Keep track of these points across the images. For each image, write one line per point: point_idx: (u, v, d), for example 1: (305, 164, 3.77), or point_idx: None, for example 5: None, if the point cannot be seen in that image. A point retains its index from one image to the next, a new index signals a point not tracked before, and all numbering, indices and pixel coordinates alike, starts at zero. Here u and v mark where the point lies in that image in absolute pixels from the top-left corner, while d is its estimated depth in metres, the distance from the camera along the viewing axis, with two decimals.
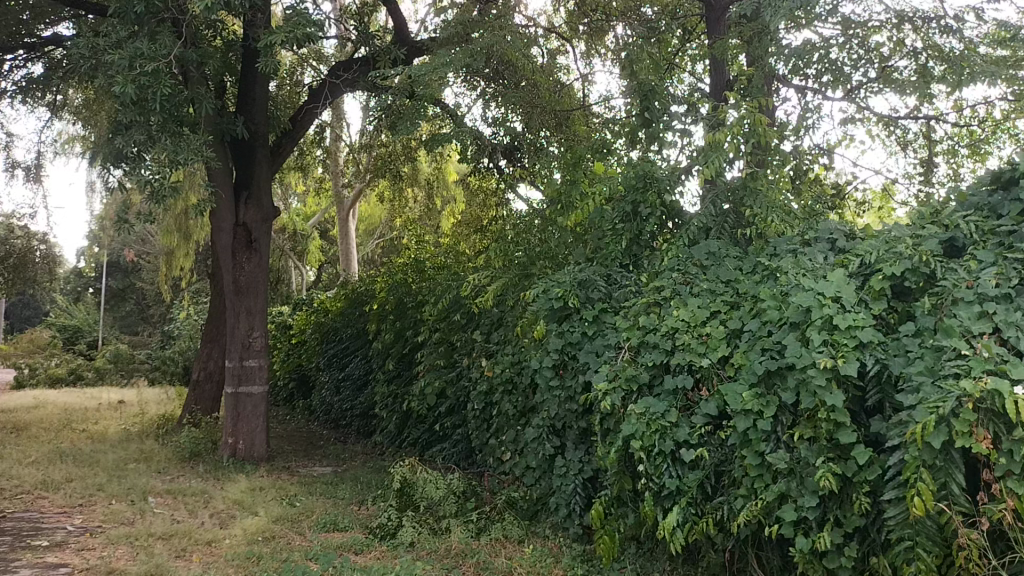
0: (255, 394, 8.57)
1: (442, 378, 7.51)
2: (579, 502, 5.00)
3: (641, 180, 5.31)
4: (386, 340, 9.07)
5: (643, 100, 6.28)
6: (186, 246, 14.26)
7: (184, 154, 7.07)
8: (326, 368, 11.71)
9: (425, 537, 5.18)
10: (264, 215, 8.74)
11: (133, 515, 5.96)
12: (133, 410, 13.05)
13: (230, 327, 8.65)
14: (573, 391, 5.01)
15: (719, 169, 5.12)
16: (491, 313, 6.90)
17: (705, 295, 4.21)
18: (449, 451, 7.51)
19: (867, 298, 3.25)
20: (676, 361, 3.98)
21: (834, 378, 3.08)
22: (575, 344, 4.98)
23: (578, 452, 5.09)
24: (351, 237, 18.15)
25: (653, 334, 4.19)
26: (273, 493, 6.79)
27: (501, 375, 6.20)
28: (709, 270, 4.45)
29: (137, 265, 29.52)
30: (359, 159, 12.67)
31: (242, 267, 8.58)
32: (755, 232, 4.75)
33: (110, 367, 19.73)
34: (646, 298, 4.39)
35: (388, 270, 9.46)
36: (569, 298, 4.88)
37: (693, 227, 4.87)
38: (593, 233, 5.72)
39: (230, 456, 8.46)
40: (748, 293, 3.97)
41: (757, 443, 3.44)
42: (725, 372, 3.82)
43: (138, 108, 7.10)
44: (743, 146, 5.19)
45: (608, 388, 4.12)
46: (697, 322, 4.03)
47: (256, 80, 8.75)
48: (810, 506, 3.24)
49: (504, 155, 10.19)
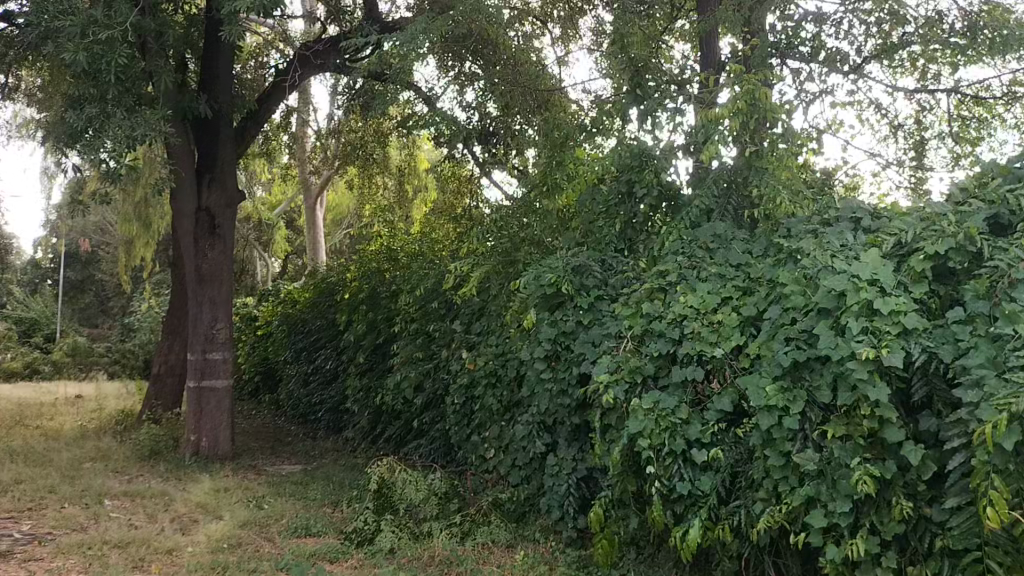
0: (219, 388, 8.12)
1: (419, 370, 7.11)
2: (572, 502, 4.68)
3: (637, 158, 4.96)
4: (358, 331, 8.65)
5: (635, 76, 5.98)
6: (146, 234, 13.71)
7: (139, 128, 6.66)
8: (293, 360, 11.27)
9: (405, 542, 4.80)
10: (228, 200, 8.27)
11: (86, 521, 5.50)
12: (91, 406, 12.47)
13: (193, 318, 8.17)
14: (566, 384, 4.64)
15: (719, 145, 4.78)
16: (472, 301, 6.52)
17: (714, 279, 3.88)
18: (427, 448, 7.16)
19: (906, 281, 2.93)
20: (685, 351, 3.64)
21: (876, 371, 2.78)
22: (569, 334, 4.64)
23: (571, 450, 4.76)
24: (319, 225, 17.63)
25: (658, 322, 3.84)
26: (240, 495, 6.37)
27: (485, 367, 5.84)
28: (716, 254, 4.12)
29: (97, 254, 28.68)
30: (327, 145, 12.21)
31: (205, 255, 8.12)
32: (763, 213, 4.42)
33: (67, 360, 19.05)
34: (650, 283, 4.04)
35: (360, 258, 9.04)
36: (562, 285, 4.52)
37: (694, 208, 4.54)
38: (583, 217, 5.37)
39: (192, 454, 8.00)
40: (764, 277, 3.64)
41: (781, 442, 3.12)
42: (739, 363, 3.50)
43: (90, 80, 6.65)
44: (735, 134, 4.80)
45: (609, 380, 3.78)
46: (707, 307, 3.69)
47: (219, 55, 8.28)
48: (843, 512, 2.91)
49: (479, 140, 9.80)
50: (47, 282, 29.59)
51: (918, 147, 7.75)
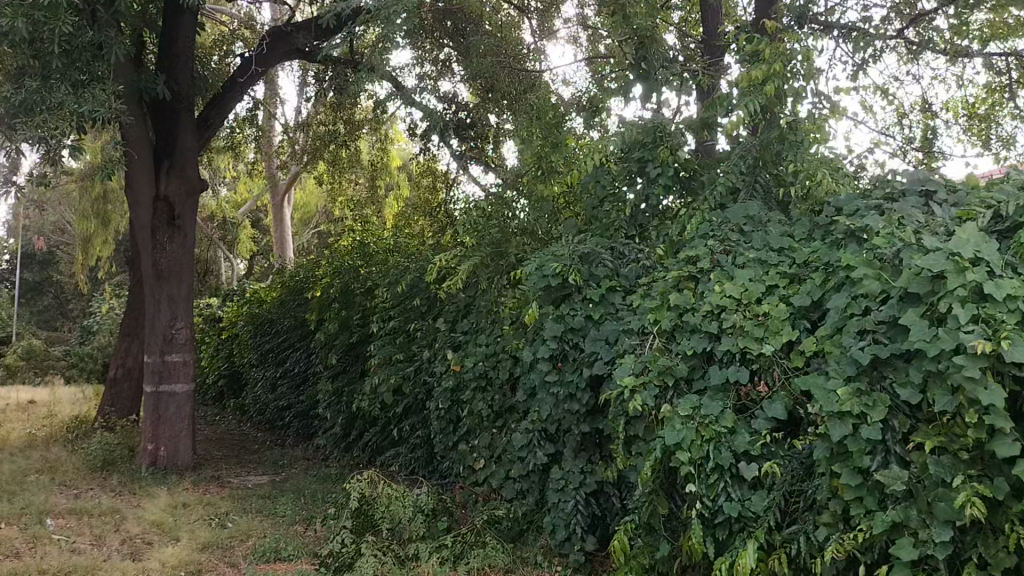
0: (178, 393, 7.46)
1: (398, 374, 6.51)
2: (580, 522, 4.08)
3: (650, 134, 4.46)
4: (329, 331, 8.02)
5: (640, 48, 5.43)
6: (104, 232, 12.95)
7: (85, 104, 6.01)
8: (259, 364, 10.62)
9: (390, 569, 4.17)
10: (189, 189, 7.59)
11: (25, 545, 4.82)
12: (41, 412, 11.64)
13: (149, 317, 7.47)
14: (574, 388, 4.08)
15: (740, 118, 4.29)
16: (458, 298, 5.95)
17: (754, 265, 3.34)
18: (407, 458, 6.58)
19: (1015, 260, 2.43)
20: (726, 349, 3.09)
21: (990, 368, 2.27)
22: (578, 331, 4.07)
23: (579, 461, 4.17)
24: (287, 222, 16.88)
25: (690, 316, 3.29)
26: (200, 512, 5.72)
27: (474, 369, 5.29)
28: (751, 236, 3.59)
29: (54, 255, 27.73)
30: (295, 138, 11.55)
31: (164, 248, 7.44)
32: (800, 191, 3.89)
33: (22, 365, 18.12)
34: (677, 270, 3.49)
35: (332, 253, 8.42)
36: (571, 275, 3.96)
37: (720, 187, 4.00)
38: (586, 202, 4.83)
39: (149, 465, 7.31)
40: (818, 262, 3.12)
41: (858, 457, 2.56)
42: (793, 361, 2.96)
43: (31, 51, 6.00)
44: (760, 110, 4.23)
45: (636, 383, 3.22)
46: (751, 298, 3.16)
47: (180, 33, 7.60)
48: (941, 542, 2.37)
49: (454, 132, 9.18)
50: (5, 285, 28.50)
51: (925, 137, 7.30)
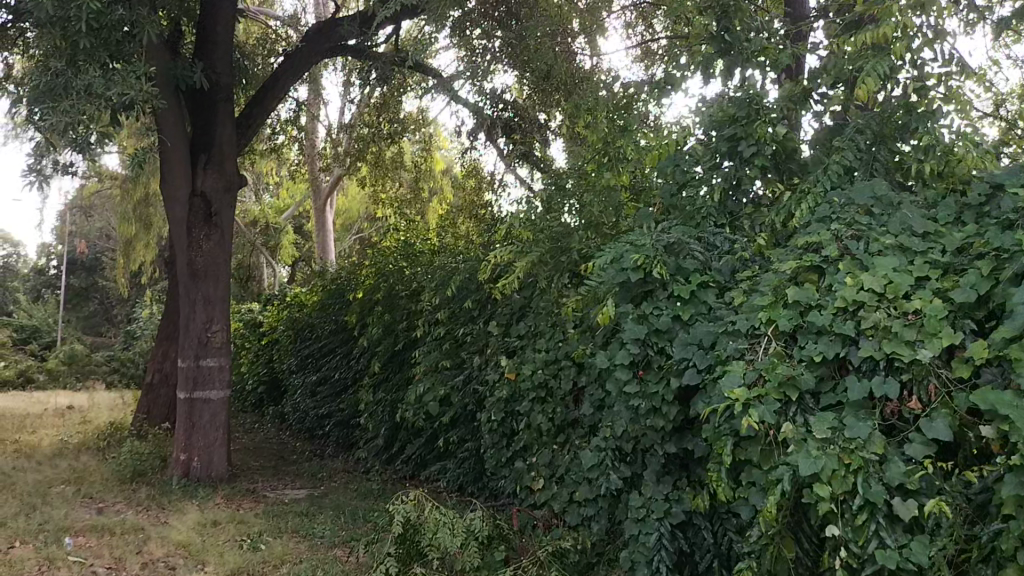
0: (213, 400, 6.98)
1: (447, 383, 5.95)
2: (666, 560, 3.42)
3: (743, 108, 3.85)
4: (372, 337, 7.49)
5: (721, 19, 4.79)
6: (145, 236, 12.62)
7: (114, 87, 5.55)
8: (299, 371, 10.16)
9: None
10: (227, 184, 7.11)
11: (36, 568, 4.34)
12: (78, 419, 11.27)
13: (184, 318, 7.01)
14: (658, 402, 3.43)
15: (840, 90, 3.81)
16: (515, 298, 5.38)
17: (893, 253, 2.72)
18: (454, 474, 6.03)
19: None
20: (866, 355, 2.48)
21: None
22: (664, 334, 3.43)
23: (662, 487, 3.58)
24: (330, 227, 16.45)
25: (816, 315, 2.67)
26: (231, 532, 5.20)
27: (533, 378, 4.73)
28: (883, 220, 2.98)
29: (100, 260, 27.84)
30: (338, 140, 11.09)
31: (199, 246, 6.97)
32: (934, 171, 3.29)
33: (63, 370, 17.88)
34: (795, 260, 2.88)
35: (374, 254, 7.91)
36: (655, 267, 3.35)
37: (836, 164, 3.37)
38: (663, 188, 4.22)
39: (181, 477, 6.83)
40: (983, 250, 2.52)
41: None
42: (959, 371, 2.34)
43: (60, 31, 5.56)
44: (878, 75, 3.59)
45: (752, 396, 2.61)
46: (897, 292, 2.54)
47: (219, 19, 7.13)
48: None
49: (502, 130, 8.62)
50: (52, 290, 28.53)
51: None
